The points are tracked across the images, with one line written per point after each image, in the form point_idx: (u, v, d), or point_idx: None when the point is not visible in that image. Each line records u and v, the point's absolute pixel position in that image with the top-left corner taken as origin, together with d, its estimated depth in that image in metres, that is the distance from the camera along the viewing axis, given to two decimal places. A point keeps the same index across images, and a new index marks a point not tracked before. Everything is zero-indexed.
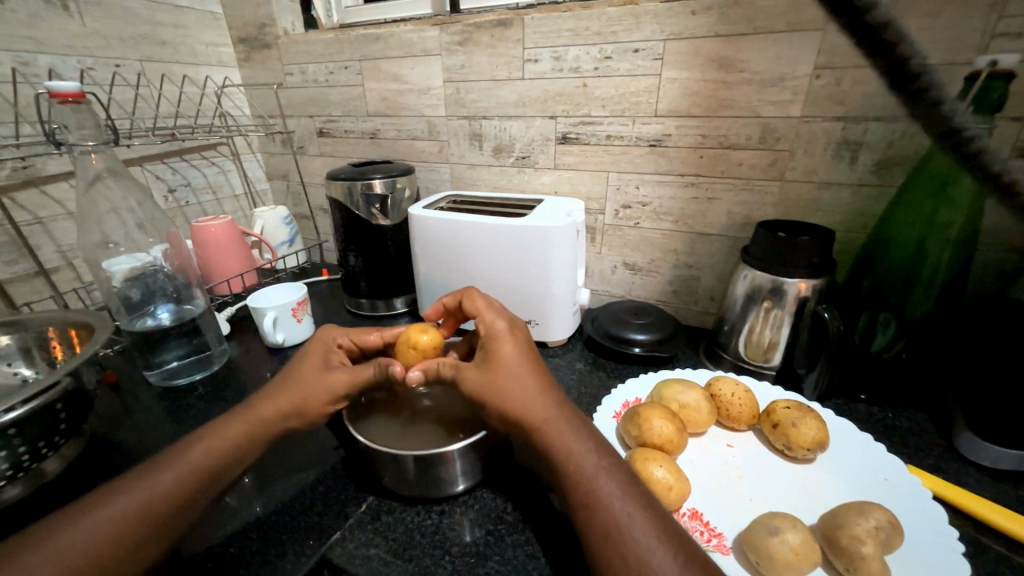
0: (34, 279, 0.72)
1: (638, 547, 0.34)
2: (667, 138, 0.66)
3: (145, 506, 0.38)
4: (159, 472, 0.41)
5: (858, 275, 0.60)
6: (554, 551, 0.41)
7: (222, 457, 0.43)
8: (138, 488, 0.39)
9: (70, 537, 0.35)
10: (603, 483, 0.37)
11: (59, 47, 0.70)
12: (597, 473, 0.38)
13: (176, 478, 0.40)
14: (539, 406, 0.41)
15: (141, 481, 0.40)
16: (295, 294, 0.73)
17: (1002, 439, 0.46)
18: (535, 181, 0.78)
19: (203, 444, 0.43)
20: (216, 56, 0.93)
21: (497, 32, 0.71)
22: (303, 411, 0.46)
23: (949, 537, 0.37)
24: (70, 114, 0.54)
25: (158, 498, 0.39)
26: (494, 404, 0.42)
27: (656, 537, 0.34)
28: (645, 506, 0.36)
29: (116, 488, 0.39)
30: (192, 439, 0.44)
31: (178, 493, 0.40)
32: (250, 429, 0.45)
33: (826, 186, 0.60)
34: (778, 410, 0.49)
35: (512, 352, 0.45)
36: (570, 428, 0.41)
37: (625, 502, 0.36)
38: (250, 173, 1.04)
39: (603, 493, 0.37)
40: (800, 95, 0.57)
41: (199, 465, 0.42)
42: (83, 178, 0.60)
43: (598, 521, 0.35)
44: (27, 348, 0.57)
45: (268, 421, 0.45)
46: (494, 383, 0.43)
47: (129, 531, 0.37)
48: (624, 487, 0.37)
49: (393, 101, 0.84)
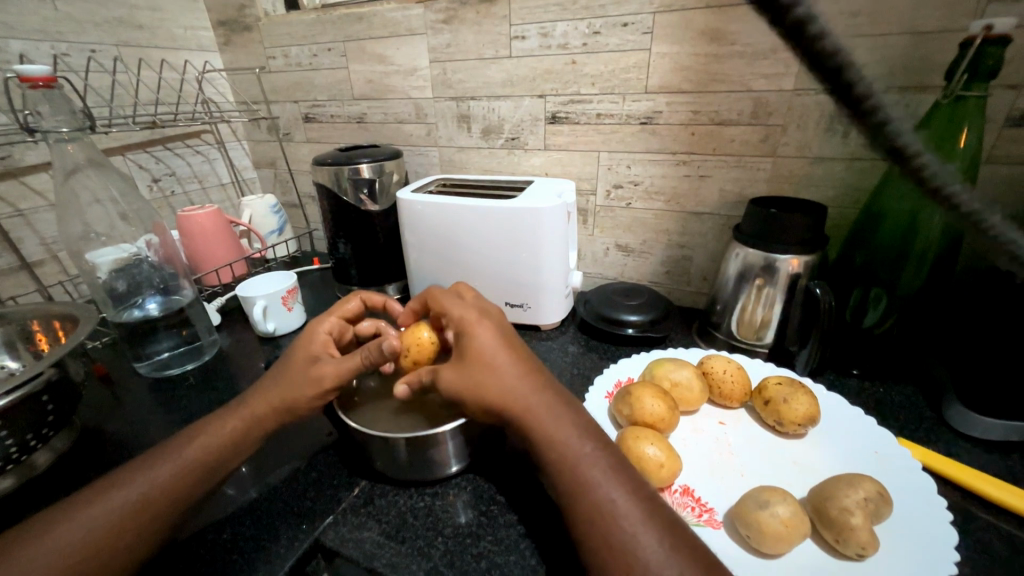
0: (17, 272, 0.70)
1: (628, 529, 0.34)
2: (658, 115, 0.64)
3: (141, 501, 0.38)
4: (153, 468, 0.40)
5: (850, 251, 0.60)
6: (541, 538, 0.40)
7: (216, 452, 0.43)
8: (133, 483, 0.39)
9: (66, 532, 0.35)
10: (596, 467, 0.37)
11: (29, 32, 0.68)
12: (587, 457, 0.38)
13: (170, 474, 0.40)
14: (518, 397, 0.41)
15: (138, 475, 0.39)
16: (285, 283, 0.73)
17: (989, 410, 0.46)
18: (526, 163, 0.77)
19: (199, 440, 0.43)
20: (196, 40, 0.91)
21: (482, 8, 0.69)
22: (296, 400, 0.45)
23: (938, 507, 0.38)
24: (42, 99, 0.52)
25: (154, 493, 0.38)
26: (474, 394, 0.42)
27: (646, 520, 0.34)
28: (636, 489, 0.36)
29: (109, 483, 0.39)
30: (187, 435, 0.44)
31: (175, 485, 0.40)
32: (244, 424, 0.44)
33: (818, 161, 0.59)
34: (770, 386, 0.49)
35: (487, 339, 0.44)
36: (554, 413, 0.40)
37: (611, 488, 0.36)
38: (237, 161, 1.02)
39: (594, 478, 0.37)
40: (793, 67, 0.56)
41: (192, 461, 0.41)
42: (60, 167, 0.58)
43: (588, 504, 0.35)
44: (11, 341, 0.57)
45: (262, 415, 0.45)
46: (472, 372, 0.42)
47: (123, 525, 0.36)
48: (615, 471, 0.37)
49: (379, 82, 0.82)
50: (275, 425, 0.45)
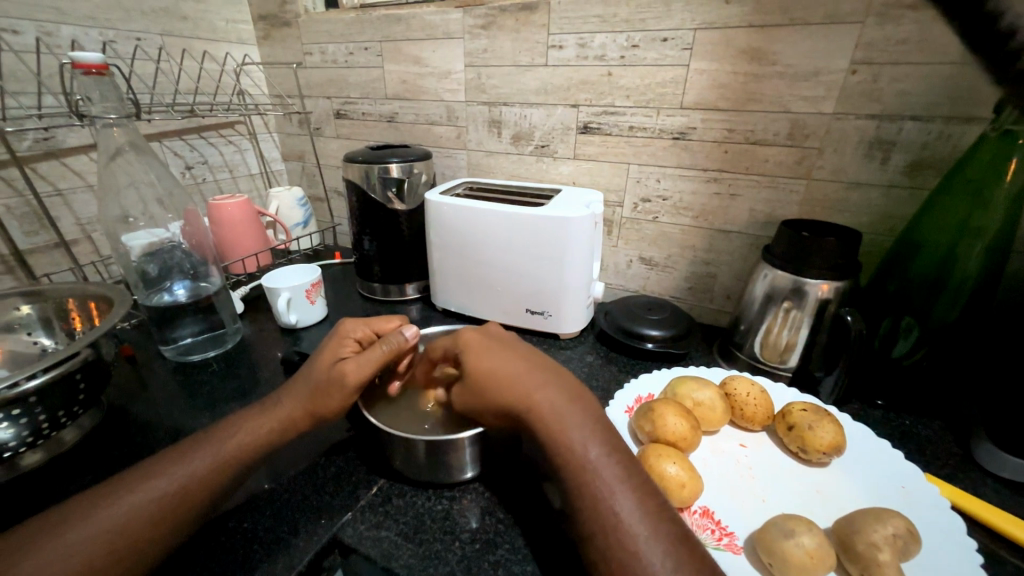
0: (53, 250, 0.72)
1: (630, 546, 0.33)
2: (691, 131, 0.64)
3: (182, 490, 0.39)
4: (191, 458, 0.41)
5: (883, 278, 0.58)
6: (550, 551, 0.40)
7: (251, 449, 0.43)
8: (174, 472, 0.39)
9: (110, 514, 0.36)
10: (603, 477, 0.36)
11: (81, 18, 0.70)
12: (597, 466, 0.37)
13: (209, 467, 0.40)
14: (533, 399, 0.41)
15: (177, 464, 0.40)
16: (310, 276, 0.74)
17: (1020, 451, 0.45)
18: (554, 171, 0.77)
19: (236, 435, 0.43)
20: (236, 33, 0.93)
21: (521, 16, 0.69)
22: (330, 403, 0.46)
23: (967, 548, 0.37)
24: (93, 86, 0.54)
25: (191, 483, 0.39)
26: (491, 397, 0.42)
27: (650, 538, 0.34)
28: (644, 505, 0.35)
29: (148, 471, 0.40)
30: (224, 428, 0.44)
31: (211, 477, 0.40)
32: (279, 422, 0.45)
33: (854, 186, 0.58)
34: (795, 412, 0.48)
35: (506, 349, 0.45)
36: (571, 417, 0.40)
37: (626, 499, 0.35)
38: (266, 153, 1.04)
39: (599, 489, 0.36)
40: (834, 91, 0.55)
41: (228, 454, 0.42)
42: (105, 150, 0.59)
43: (591, 514, 0.35)
44: (48, 317, 0.58)
45: (298, 416, 0.45)
46: (487, 376, 0.43)
47: (162, 515, 0.37)
48: (627, 481, 0.37)
49: (412, 84, 0.83)
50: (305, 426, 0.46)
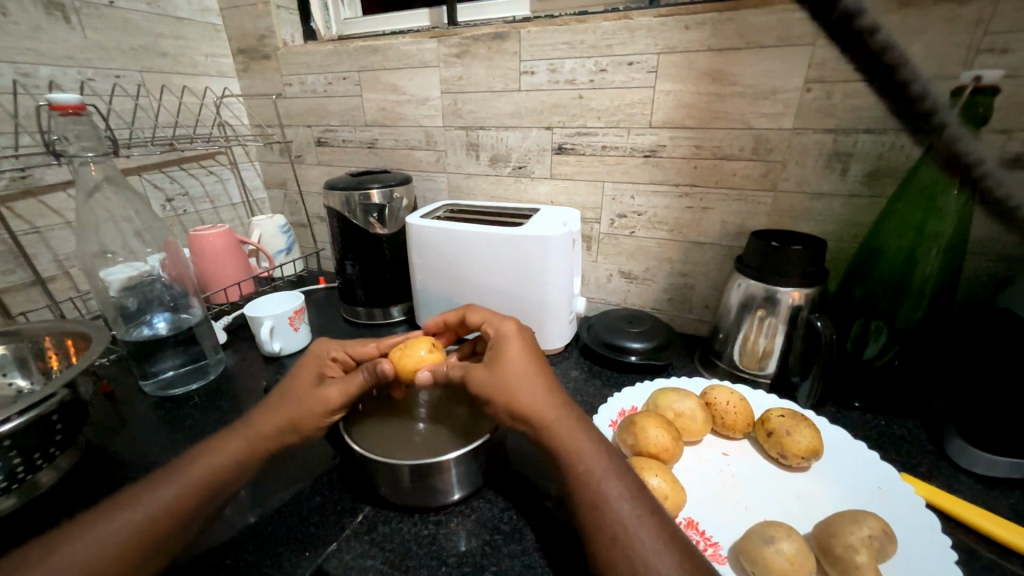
0: (30, 287, 0.72)
1: (636, 552, 0.34)
2: (661, 149, 0.67)
3: (148, 522, 0.38)
4: (159, 489, 0.40)
5: (850, 283, 0.61)
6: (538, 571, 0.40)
7: (221, 475, 0.42)
8: (140, 504, 0.39)
9: (72, 551, 0.35)
10: (606, 485, 0.37)
11: (59, 58, 0.71)
12: (603, 473, 0.38)
13: (177, 496, 0.40)
14: (549, 407, 0.42)
15: (144, 496, 0.39)
16: (293, 303, 0.74)
17: (992, 446, 0.46)
18: (532, 190, 0.79)
19: (204, 461, 0.43)
20: (216, 66, 0.94)
21: (494, 44, 0.72)
22: (305, 424, 0.46)
23: (941, 546, 0.38)
24: (70, 125, 0.54)
25: (158, 514, 0.38)
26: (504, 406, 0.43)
27: (655, 544, 0.34)
28: (644, 511, 0.36)
29: (113, 505, 0.39)
30: (192, 456, 0.44)
31: (180, 507, 0.39)
32: (249, 446, 0.44)
33: (817, 196, 0.61)
34: (773, 418, 0.49)
35: (517, 354, 0.46)
36: (579, 427, 0.41)
37: (632, 506, 0.36)
38: (248, 181, 1.05)
39: (605, 496, 0.37)
40: (791, 108, 0.58)
41: (198, 482, 0.41)
42: (82, 188, 0.59)
43: (599, 523, 0.36)
44: (23, 357, 0.57)
45: (270, 437, 0.45)
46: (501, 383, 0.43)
47: (126, 548, 0.36)
48: (626, 490, 0.37)
49: (390, 111, 0.85)
50: (277, 448, 0.46)
